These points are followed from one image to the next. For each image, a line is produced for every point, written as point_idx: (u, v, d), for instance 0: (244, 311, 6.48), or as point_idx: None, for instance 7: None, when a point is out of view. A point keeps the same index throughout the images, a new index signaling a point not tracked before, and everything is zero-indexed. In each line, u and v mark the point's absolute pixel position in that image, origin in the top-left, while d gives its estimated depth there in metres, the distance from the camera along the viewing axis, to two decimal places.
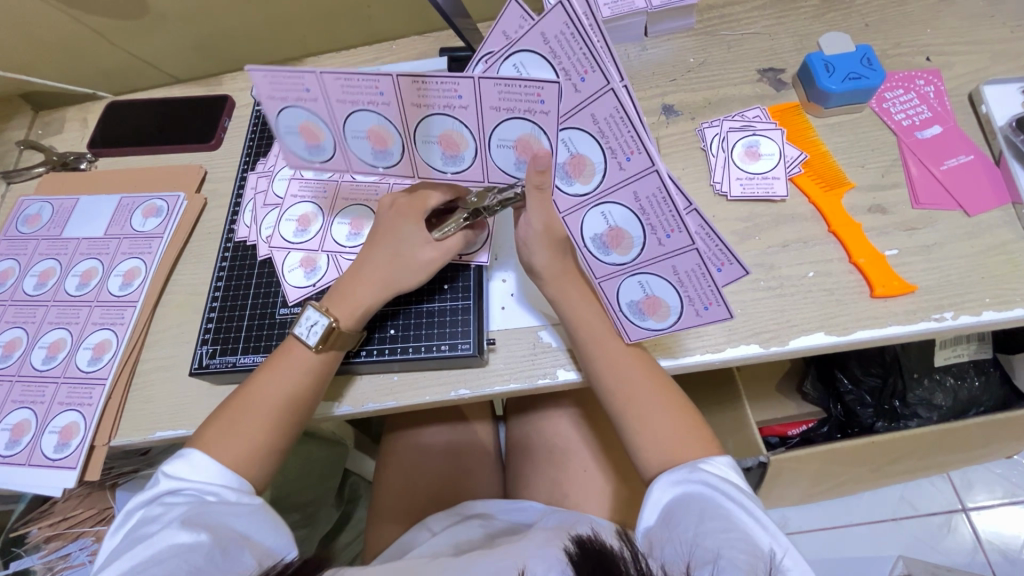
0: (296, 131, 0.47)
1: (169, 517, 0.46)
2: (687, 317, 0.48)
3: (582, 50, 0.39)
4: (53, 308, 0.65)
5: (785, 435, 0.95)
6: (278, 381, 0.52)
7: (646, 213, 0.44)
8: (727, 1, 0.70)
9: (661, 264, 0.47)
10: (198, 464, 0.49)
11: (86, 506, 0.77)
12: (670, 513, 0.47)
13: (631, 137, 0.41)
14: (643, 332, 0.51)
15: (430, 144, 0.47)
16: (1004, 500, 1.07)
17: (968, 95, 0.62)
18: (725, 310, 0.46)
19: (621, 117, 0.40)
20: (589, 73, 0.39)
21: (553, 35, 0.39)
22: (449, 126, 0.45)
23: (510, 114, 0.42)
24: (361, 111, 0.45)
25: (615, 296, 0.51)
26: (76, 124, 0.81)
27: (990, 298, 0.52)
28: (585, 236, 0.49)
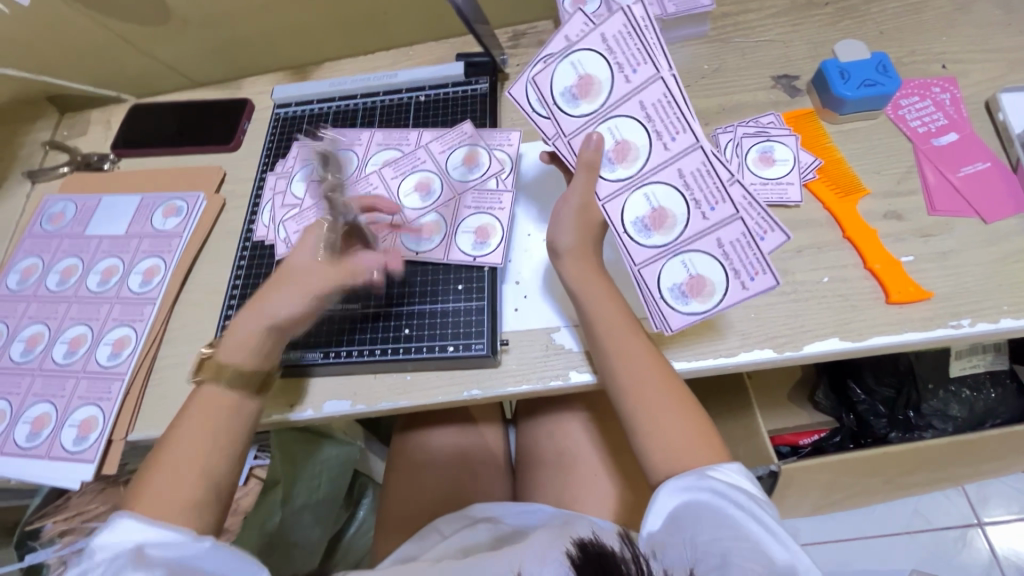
0: None
1: (108, 575, 0.41)
2: (732, 292, 0.50)
3: (637, 47, 0.50)
4: (75, 305, 0.67)
5: (796, 444, 0.95)
6: (222, 396, 0.50)
7: (691, 188, 0.50)
8: (742, 9, 0.70)
9: (705, 239, 0.50)
10: (127, 530, 0.43)
11: (101, 501, 0.76)
12: (678, 520, 0.46)
13: (677, 117, 0.50)
14: (685, 318, 0.51)
15: (573, 72, 0.51)
16: (1021, 515, 1.05)
17: (984, 103, 0.61)
18: (773, 274, 0.49)
19: (667, 101, 0.50)
20: (641, 64, 0.50)
21: (612, 34, 0.50)
22: (597, 72, 0.50)
23: (603, 53, 0.50)
24: None
25: (654, 283, 0.51)
26: (100, 126, 0.83)
27: (1008, 306, 0.52)
28: (627, 220, 0.51)
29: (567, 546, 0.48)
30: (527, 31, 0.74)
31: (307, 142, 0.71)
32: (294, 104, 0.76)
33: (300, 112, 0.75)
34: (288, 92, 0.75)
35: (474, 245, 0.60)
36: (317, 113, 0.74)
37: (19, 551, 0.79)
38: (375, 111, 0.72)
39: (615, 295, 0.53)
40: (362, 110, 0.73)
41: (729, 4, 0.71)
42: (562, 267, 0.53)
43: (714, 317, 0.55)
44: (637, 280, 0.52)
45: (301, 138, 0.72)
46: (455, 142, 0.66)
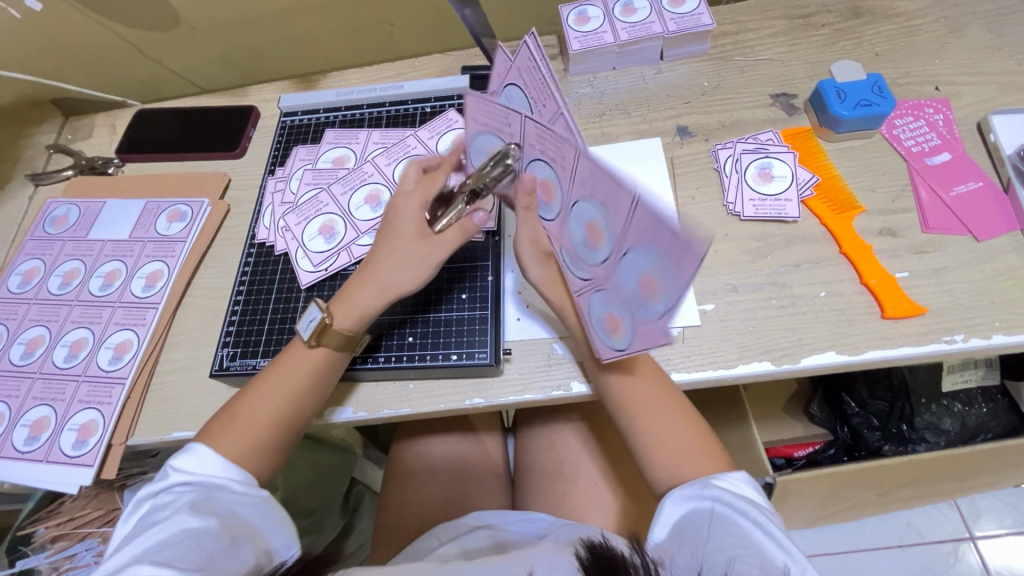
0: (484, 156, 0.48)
1: (179, 504, 0.47)
2: (681, 294, 0.35)
3: (540, 80, 0.42)
4: (76, 308, 0.67)
5: (791, 456, 0.96)
6: (284, 376, 0.52)
7: (586, 184, 0.38)
8: (740, 29, 0.72)
9: (639, 244, 0.36)
10: (203, 459, 0.49)
11: (94, 506, 0.77)
12: (682, 528, 0.47)
13: (548, 136, 0.38)
14: (638, 348, 0.44)
15: (481, 157, 0.49)
16: (1012, 530, 1.06)
17: (976, 124, 0.63)
18: (696, 247, 0.31)
19: (539, 130, 0.39)
20: (502, 102, 0.41)
21: (525, 66, 0.44)
22: (492, 143, 0.47)
23: (484, 127, 0.46)
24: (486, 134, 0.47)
25: (599, 308, 0.47)
26: (105, 129, 0.84)
27: (999, 322, 0.53)
28: (571, 247, 0.46)
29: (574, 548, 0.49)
30: None
31: (307, 144, 0.72)
32: (300, 112, 0.76)
33: (306, 120, 0.75)
34: (294, 101, 0.75)
35: None
36: (323, 121, 0.75)
37: (9, 557, 0.77)
38: (381, 120, 0.73)
39: None
40: (368, 119, 0.73)
41: (729, 24, 0.72)
42: (547, 297, 0.54)
43: (712, 330, 0.56)
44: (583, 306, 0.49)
45: (305, 144, 0.73)
46: (442, 127, 0.69)
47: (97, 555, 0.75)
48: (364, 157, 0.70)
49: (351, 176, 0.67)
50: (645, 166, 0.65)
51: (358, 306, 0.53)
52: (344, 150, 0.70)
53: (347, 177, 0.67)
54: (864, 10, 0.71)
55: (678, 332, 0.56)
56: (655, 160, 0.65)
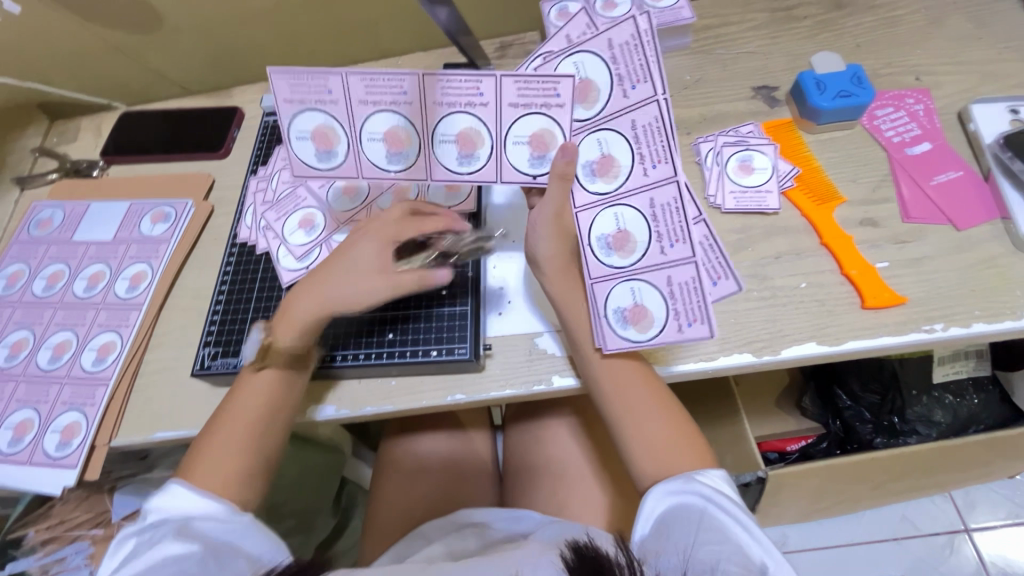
0: (454, 137, 0.50)
1: (161, 533, 0.47)
2: (669, 331, 0.50)
3: (640, 62, 0.47)
4: (61, 310, 0.67)
5: (785, 450, 0.96)
6: (246, 394, 0.53)
7: (640, 141, 0.49)
8: (723, 22, 0.72)
9: (658, 272, 0.50)
10: (181, 493, 0.50)
11: (84, 509, 0.77)
12: (666, 523, 0.47)
13: (641, 65, 0.47)
14: (664, 335, 0.50)
15: (448, 144, 0.51)
16: (1007, 521, 1.06)
17: (957, 114, 0.63)
18: (708, 326, 0.48)
19: (658, 125, 0.48)
20: (642, 82, 0.48)
21: (620, 42, 0.48)
22: (467, 123, 0.50)
23: (451, 109, 0.50)
24: (457, 114, 0.50)
25: (603, 300, 0.52)
26: (91, 133, 0.84)
27: (980, 311, 0.53)
28: (593, 235, 0.52)
29: (560, 551, 0.49)
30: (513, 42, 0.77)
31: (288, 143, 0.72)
32: None
33: None
34: None
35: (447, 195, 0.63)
36: None
37: None
38: None
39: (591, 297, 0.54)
40: None
41: (711, 18, 0.73)
42: (544, 278, 0.54)
43: None
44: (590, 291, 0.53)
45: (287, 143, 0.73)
46: None
47: (86, 558, 0.76)
48: None
49: None
50: None
51: (297, 315, 0.53)
52: None
53: None
54: (846, 3, 0.72)
55: None
56: None
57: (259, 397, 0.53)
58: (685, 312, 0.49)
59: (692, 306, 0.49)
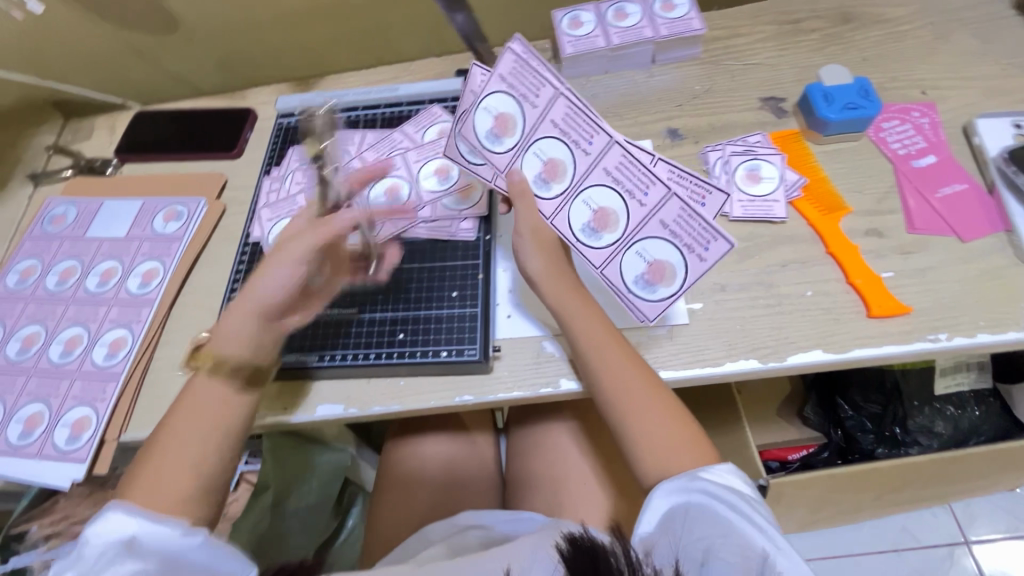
0: (589, 227, 0.53)
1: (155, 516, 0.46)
2: (694, 266, 0.52)
3: (534, 78, 0.52)
4: (73, 306, 0.67)
5: (786, 459, 0.96)
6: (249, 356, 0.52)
7: (568, 131, 0.52)
8: (732, 34, 0.74)
9: (651, 225, 0.53)
10: (123, 525, 0.43)
11: (90, 503, 0.77)
12: (670, 519, 0.47)
13: (534, 78, 0.52)
14: (691, 271, 0.52)
15: (593, 235, 0.53)
16: (1007, 534, 1.06)
17: (962, 128, 0.64)
18: (724, 239, 0.50)
19: (574, 111, 0.52)
20: (542, 89, 0.52)
21: (508, 72, 0.52)
22: (589, 217, 0.53)
23: (562, 204, 0.54)
24: (584, 206, 0.53)
25: (621, 279, 0.54)
26: (104, 131, 0.85)
27: (984, 321, 0.53)
28: (575, 229, 0.54)
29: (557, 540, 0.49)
30: None
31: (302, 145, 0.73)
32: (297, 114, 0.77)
33: (302, 122, 0.76)
34: (291, 103, 0.76)
35: (456, 201, 0.64)
36: None
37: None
38: (375, 122, 0.74)
39: (587, 300, 0.54)
40: (363, 121, 0.74)
41: (720, 29, 0.74)
42: (539, 292, 0.54)
43: (697, 329, 0.57)
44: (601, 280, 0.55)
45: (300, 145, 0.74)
46: (427, 121, 0.69)
47: None
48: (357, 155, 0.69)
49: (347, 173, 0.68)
50: None
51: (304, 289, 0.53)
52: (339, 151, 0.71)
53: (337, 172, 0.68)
54: (853, 16, 0.73)
55: (665, 330, 0.57)
56: None
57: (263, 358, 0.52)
58: (696, 241, 0.51)
59: (698, 233, 0.51)
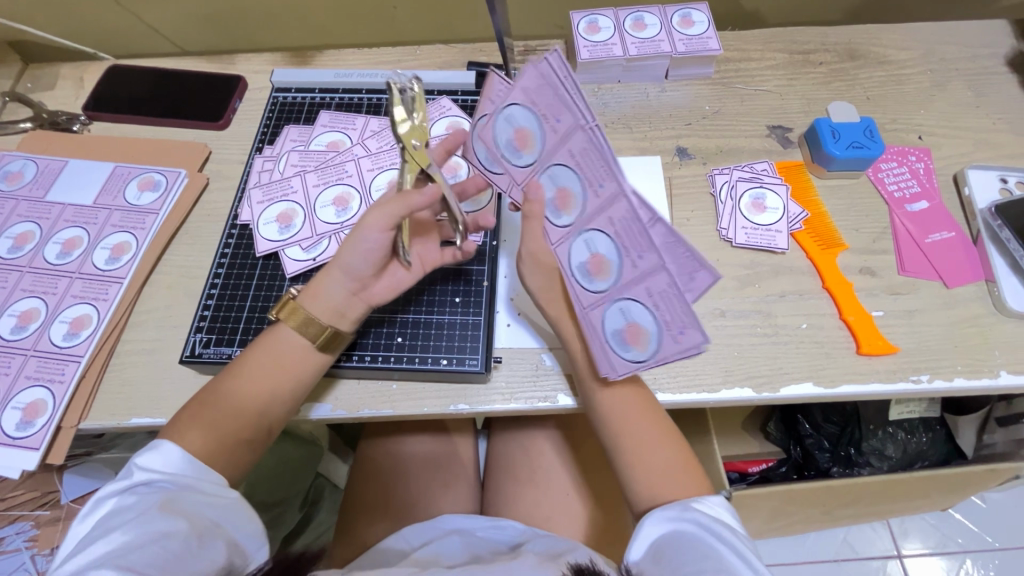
0: (625, 328, 0.48)
1: (144, 506, 0.42)
2: (668, 345, 0.46)
3: (555, 98, 0.41)
4: (28, 276, 0.61)
5: (745, 471, 1.01)
6: (243, 376, 0.50)
7: (584, 166, 0.43)
8: (744, 57, 0.74)
9: (638, 288, 0.45)
10: (174, 455, 0.45)
11: (29, 488, 0.71)
12: (660, 548, 0.47)
13: (558, 99, 0.41)
14: (663, 349, 0.46)
15: (619, 325, 0.48)
16: (935, 550, 1.14)
17: (953, 176, 0.66)
18: (700, 333, 0.43)
19: (592, 148, 0.41)
20: (563, 114, 0.41)
21: (533, 87, 0.42)
22: (643, 321, 0.47)
23: (597, 290, 0.48)
24: (617, 308, 0.47)
25: (599, 326, 0.49)
26: (69, 82, 0.77)
27: (962, 366, 0.56)
28: (572, 264, 0.48)
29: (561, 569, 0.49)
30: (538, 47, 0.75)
31: (299, 124, 0.69)
32: (293, 89, 0.73)
33: (300, 98, 0.72)
34: (288, 77, 0.72)
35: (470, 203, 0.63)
36: (317, 101, 0.71)
37: None
38: (380, 107, 0.70)
39: None
40: (366, 105, 0.70)
41: (733, 51, 0.75)
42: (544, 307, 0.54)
43: (697, 352, 0.57)
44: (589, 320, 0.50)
45: (297, 124, 0.69)
46: (436, 115, 0.68)
47: (27, 540, 0.71)
48: (359, 142, 0.67)
49: (350, 161, 0.65)
50: (644, 184, 0.66)
51: (322, 289, 0.51)
52: (340, 135, 0.68)
53: (337, 158, 0.65)
54: (859, 54, 0.74)
55: None
56: (653, 179, 0.66)
57: (259, 386, 0.50)
58: (675, 323, 0.45)
59: (677, 313, 0.44)
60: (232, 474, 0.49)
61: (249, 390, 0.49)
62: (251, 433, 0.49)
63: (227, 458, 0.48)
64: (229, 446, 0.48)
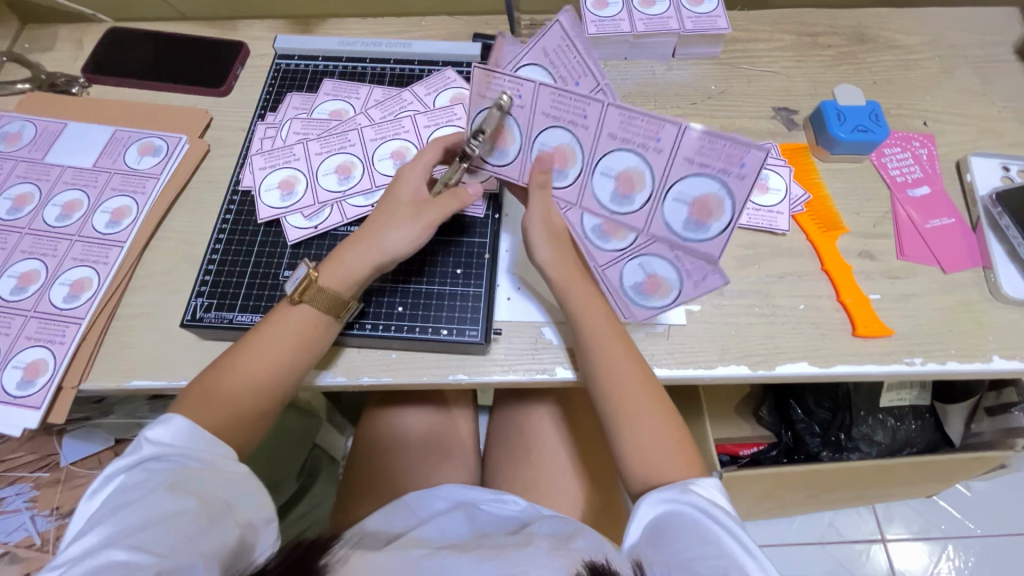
0: (686, 206, 0.49)
1: (157, 481, 0.43)
2: (737, 192, 0.47)
3: (576, 60, 0.50)
4: (28, 237, 0.61)
5: (737, 453, 1.00)
6: (254, 350, 0.50)
7: (563, 116, 0.49)
8: (752, 37, 0.74)
9: (676, 167, 0.48)
10: (184, 429, 0.46)
11: (29, 450, 0.72)
12: (656, 529, 0.48)
13: (577, 63, 0.50)
14: (736, 198, 0.47)
15: (680, 206, 0.50)
16: (918, 535, 1.17)
17: (956, 163, 0.67)
18: (761, 148, 0.44)
19: (559, 94, 0.48)
20: (581, 78, 0.50)
21: (552, 48, 0.51)
22: (705, 188, 0.48)
23: (631, 219, 0.53)
24: (671, 202, 0.50)
25: (619, 280, 0.56)
26: (68, 43, 0.76)
27: (954, 350, 0.57)
28: (605, 202, 0.53)
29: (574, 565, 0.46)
30: (544, 21, 0.74)
31: (301, 92, 0.68)
32: (296, 57, 0.72)
33: (302, 66, 0.71)
34: (291, 43, 0.71)
35: None
36: (320, 70, 0.70)
37: None
38: (383, 76, 0.70)
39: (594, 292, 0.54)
40: (370, 75, 0.70)
41: (741, 31, 0.74)
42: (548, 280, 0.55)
43: (694, 330, 0.58)
44: (615, 269, 0.55)
45: (299, 92, 0.69)
46: (441, 85, 0.67)
47: (28, 500, 0.71)
48: (363, 112, 0.66)
49: (353, 131, 0.64)
50: None
51: (342, 264, 0.53)
52: (343, 104, 0.67)
53: (340, 127, 0.65)
54: (868, 38, 0.74)
55: (664, 329, 0.58)
56: None
57: (267, 358, 0.50)
58: (694, 271, 0.53)
59: (726, 152, 0.46)
60: (243, 445, 0.50)
61: (255, 363, 0.50)
62: (263, 406, 0.50)
63: (239, 430, 0.49)
64: (241, 419, 0.49)
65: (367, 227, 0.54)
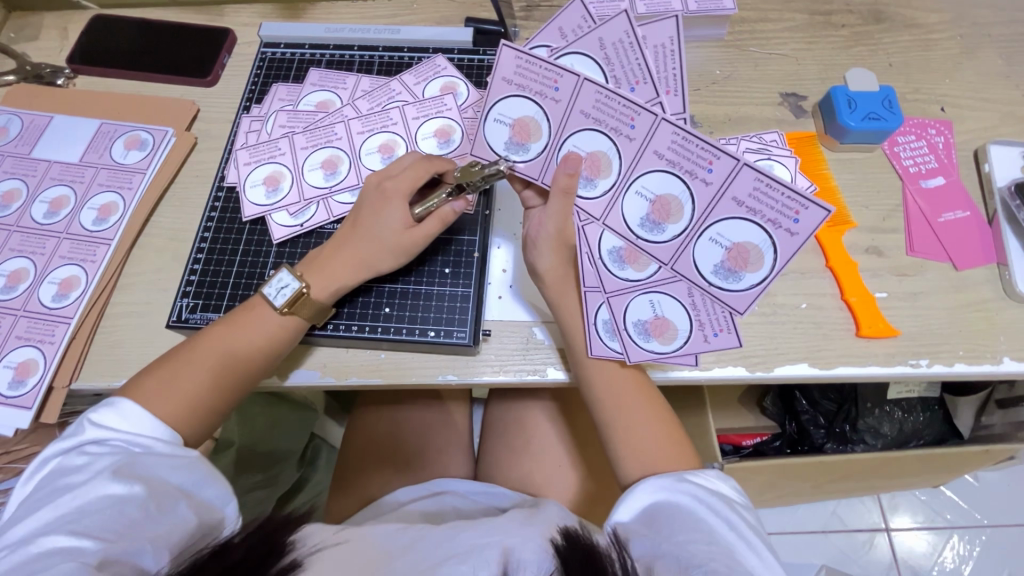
0: (721, 252, 0.47)
1: (97, 467, 0.42)
2: (783, 242, 0.45)
3: (635, 61, 0.47)
4: (16, 235, 0.60)
5: (739, 444, 0.99)
6: (217, 344, 0.50)
7: (604, 119, 0.46)
8: (760, 18, 0.70)
9: (722, 204, 0.46)
10: (130, 414, 0.46)
11: (31, 442, 0.68)
12: (652, 515, 0.46)
13: (637, 65, 0.47)
14: (780, 251, 0.46)
15: (716, 247, 0.47)
16: (923, 524, 1.16)
17: (973, 152, 0.63)
18: (820, 205, 0.43)
19: (605, 96, 0.45)
20: (639, 83, 0.47)
21: (611, 41, 0.47)
22: (747, 236, 0.46)
23: (656, 253, 0.50)
24: (704, 244, 0.48)
25: (622, 314, 0.51)
26: (52, 31, 0.74)
27: (963, 351, 0.55)
28: (603, 249, 0.51)
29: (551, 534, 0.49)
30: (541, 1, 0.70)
31: (287, 83, 0.66)
32: (283, 45, 0.69)
33: (289, 55, 0.69)
34: (277, 31, 0.68)
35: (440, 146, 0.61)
36: (307, 58, 0.68)
37: None
38: (372, 65, 0.67)
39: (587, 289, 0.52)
40: (358, 63, 0.67)
41: (749, 11, 0.70)
42: (543, 288, 0.52)
43: None
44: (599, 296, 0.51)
45: (285, 82, 0.67)
46: (430, 74, 0.64)
47: None
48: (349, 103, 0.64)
49: (339, 123, 0.62)
50: None
51: (330, 273, 0.52)
52: (330, 95, 0.65)
53: (326, 119, 0.63)
54: (885, 16, 0.69)
55: None
56: None
57: (228, 353, 0.50)
58: (709, 323, 0.50)
59: (781, 204, 0.44)
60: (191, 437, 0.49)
61: (216, 357, 0.49)
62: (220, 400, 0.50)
63: (190, 424, 0.48)
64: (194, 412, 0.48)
65: (348, 242, 0.52)
